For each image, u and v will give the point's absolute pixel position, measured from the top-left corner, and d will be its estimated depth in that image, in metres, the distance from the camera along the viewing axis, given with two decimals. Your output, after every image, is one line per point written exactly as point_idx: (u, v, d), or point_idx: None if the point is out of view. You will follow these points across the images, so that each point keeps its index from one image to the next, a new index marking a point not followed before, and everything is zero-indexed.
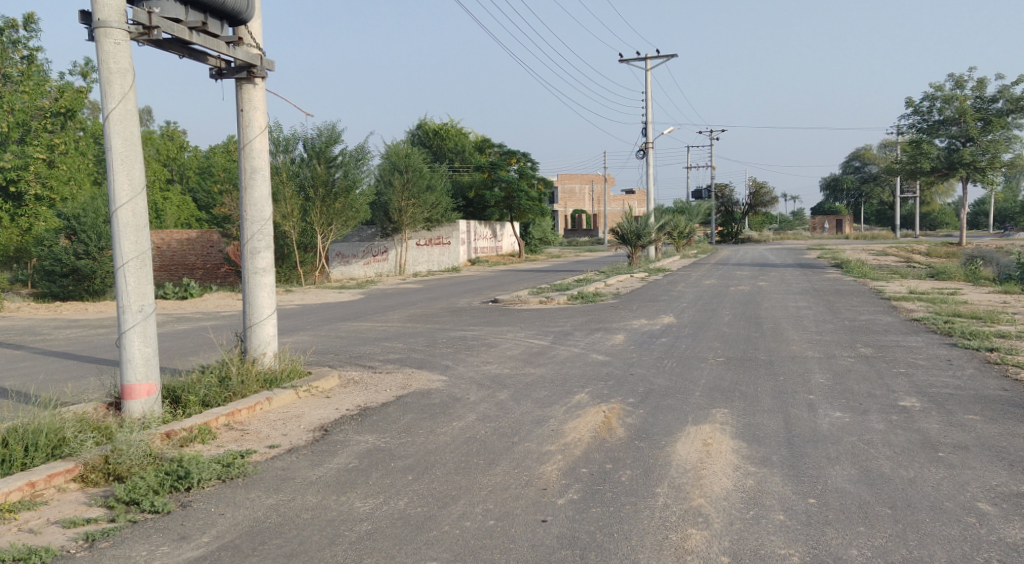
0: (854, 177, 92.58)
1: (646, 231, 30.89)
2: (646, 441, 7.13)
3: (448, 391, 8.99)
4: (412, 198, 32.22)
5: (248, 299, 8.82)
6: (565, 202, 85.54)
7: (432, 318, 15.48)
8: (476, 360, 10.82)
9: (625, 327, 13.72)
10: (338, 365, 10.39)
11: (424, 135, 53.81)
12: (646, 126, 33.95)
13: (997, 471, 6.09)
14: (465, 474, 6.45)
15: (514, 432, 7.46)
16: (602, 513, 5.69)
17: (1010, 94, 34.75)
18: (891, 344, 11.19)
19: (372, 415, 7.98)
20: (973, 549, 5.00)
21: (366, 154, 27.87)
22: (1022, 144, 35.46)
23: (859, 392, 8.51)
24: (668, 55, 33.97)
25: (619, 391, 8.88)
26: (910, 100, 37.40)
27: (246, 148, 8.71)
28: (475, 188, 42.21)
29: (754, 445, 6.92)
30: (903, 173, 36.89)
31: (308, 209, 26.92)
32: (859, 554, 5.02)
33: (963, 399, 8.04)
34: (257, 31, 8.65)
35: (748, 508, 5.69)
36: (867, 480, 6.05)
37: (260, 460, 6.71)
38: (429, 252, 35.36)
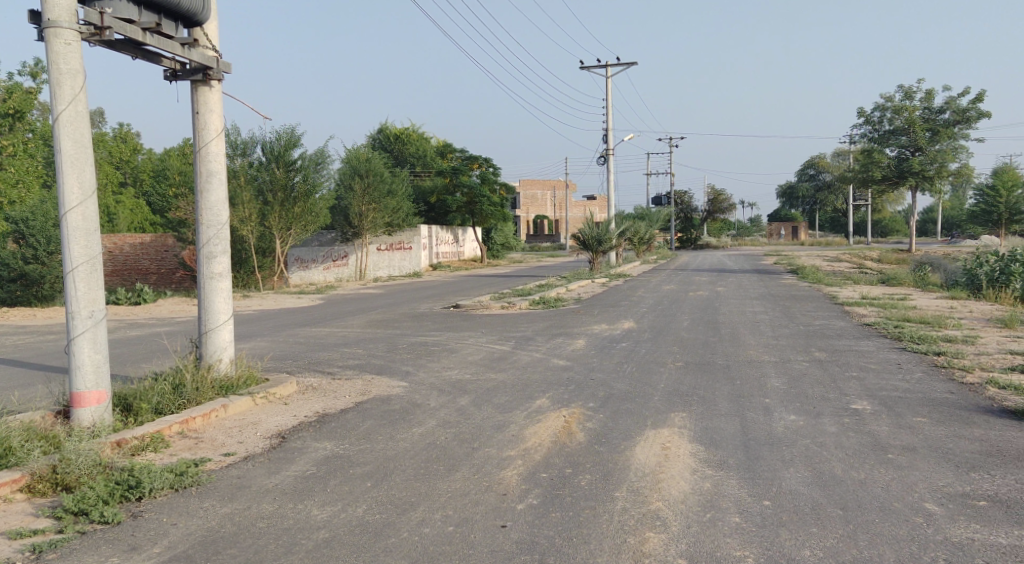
0: (809, 185, 94.14)
1: (606, 237, 31.10)
2: (606, 445, 7.18)
3: (408, 397, 8.96)
4: (372, 203, 32.05)
5: (203, 305, 8.69)
6: (527, 207, 85.68)
7: (393, 323, 15.40)
8: (436, 366, 10.79)
9: (586, 332, 13.80)
10: (295, 371, 10.30)
11: (385, 139, 53.59)
12: (607, 133, 34.23)
13: (944, 473, 6.24)
14: (424, 480, 6.42)
15: (475, 438, 7.46)
16: (561, 517, 5.71)
17: (957, 105, 35.69)
18: (844, 348, 11.40)
19: (331, 422, 7.92)
20: (920, 549, 5.10)
21: (326, 158, 27.64)
22: (968, 154, 36.42)
23: (813, 395, 8.66)
24: (628, 63, 34.31)
25: (579, 396, 8.93)
26: (862, 109, 38.04)
27: (201, 151, 8.60)
28: (437, 193, 42.02)
29: (711, 448, 7.00)
30: (855, 181, 37.61)
31: (267, 213, 26.61)
32: (812, 555, 5.10)
33: (911, 402, 8.23)
34: (213, 33, 8.56)
35: (705, 511, 5.75)
36: (820, 482, 6.15)
37: (215, 468, 6.62)
38: (390, 257, 35.21)
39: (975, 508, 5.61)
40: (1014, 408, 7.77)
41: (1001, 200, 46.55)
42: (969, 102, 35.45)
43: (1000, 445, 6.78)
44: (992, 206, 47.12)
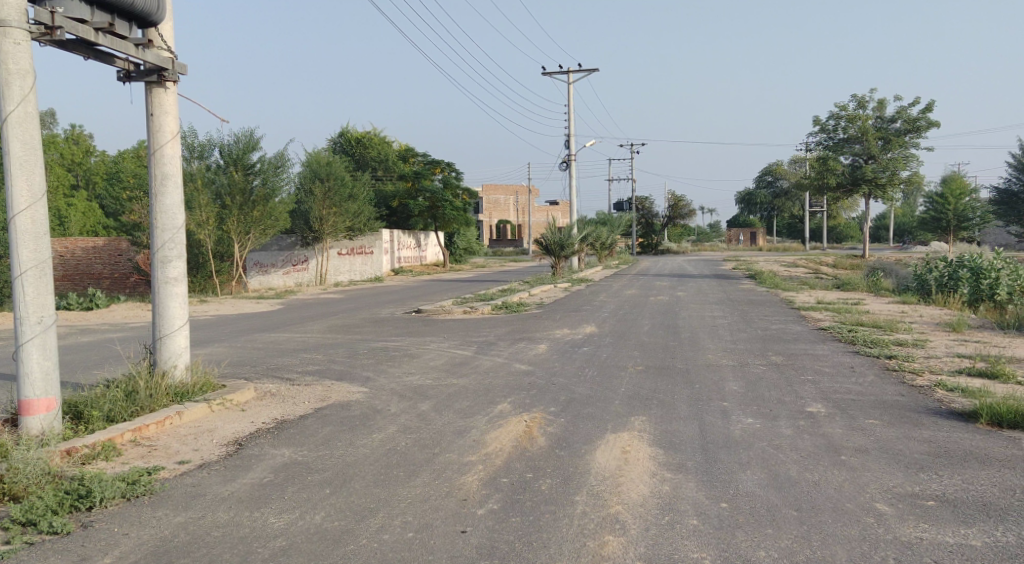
0: (767, 192, 95.52)
1: (569, 242, 31.24)
2: (567, 449, 7.20)
3: (368, 403, 8.90)
4: (333, 208, 31.78)
5: (158, 311, 8.55)
6: (490, 211, 85.62)
7: (353, 329, 15.28)
8: (397, 371, 10.73)
9: (548, 337, 13.83)
10: (254, 377, 10.16)
11: (346, 143, 53.31)
12: (569, 139, 34.39)
13: (894, 473, 6.37)
14: (384, 487, 6.39)
15: (435, 443, 7.43)
16: (520, 522, 5.72)
17: (907, 114, 36.46)
18: (800, 352, 11.59)
19: (290, 428, 7.83)
20: (871, 549, 5.20)
21: (286, 162, 27.37)
22: (918, 162, 37.31)
23: (770, 399, 8.78)
24: (589, 70, 34.61)
25: (540, 400, 8.94)
26: (817, 117, 38.69)
27: (156, 154, 8.48)
28: (399, 198, 41.95)
29: (671, 452, 7.06)
30: (811, 188, 38.35)
31: (225, 217, 26.24)
32: (767, 555, 5.17)
33: (864, 404, 8.39)
34: (168, 34, 8.44)
35: (664, 514, 5.80)
36: (775, 484, 6.24)
37: (169, 476, 6.52)
38: (350, 262, 35.10)
39: (925, 507, 5.73)
40: (961, 409, 7.96)
41: (950, 207, 47.71)
42: (919, 111, 36.30)
43: (948, 445, 6.94)
44: (942, 213, 48.25)
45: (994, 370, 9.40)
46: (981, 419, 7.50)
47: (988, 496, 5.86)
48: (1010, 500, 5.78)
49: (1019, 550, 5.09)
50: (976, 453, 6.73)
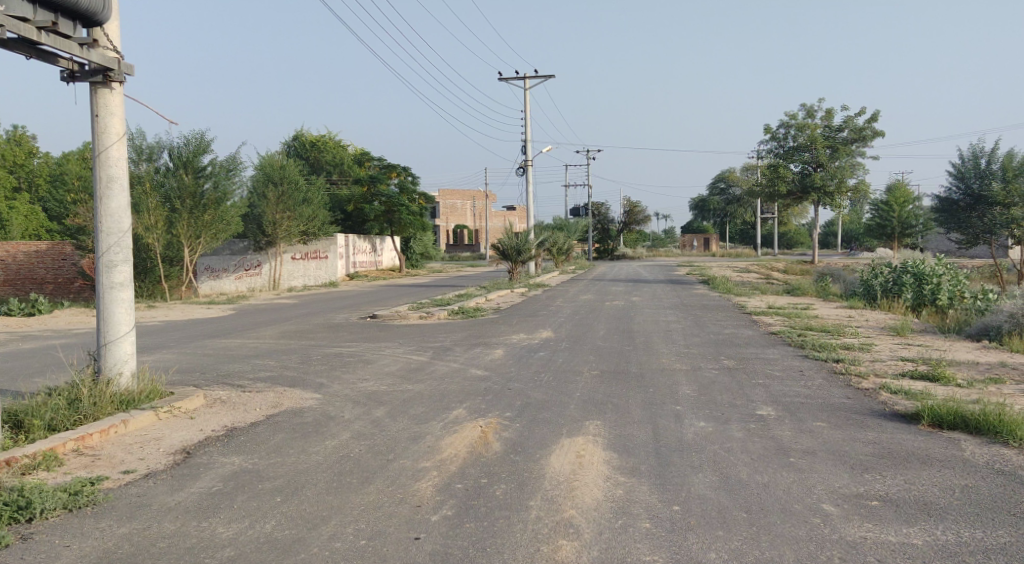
0: (720, 199, 96.87)
1: (526, 247, 31.31)
2: (522, 454, 7.20)
3: (321, 409, 8.81)
4: (287, 211, 31.42)
5: (102, 316, 8.36)
6: (447, 216, 85.30)
7: (306, 335, 15.09)
8: (351, 377, 10.63)
9: (504, 342, 13.81)
10: (203, 384, 9.98)
11: (300, 147, 52.82)
12: (526, 144, 34.49)
13: (840, 474, 6.50)
14: (336, 494, 6.32)
15: (389, 450, 7.37)
16: (474, 528, 5.71)
17: (854, 124, 37.32)
18: (751, 356, 11.76)
19: (240, 436, 7.71)
20: (818, 549, 5.29)
21: (238, 165, 26.98)
22: (864, 171, 38.22)
23: (722, 403, 8.88)
24: (546, 76, 34.82)
25: (496, 406, 8.93)
26: (768, 126, 39.25)
27: (101, 156, 8.31)
28: (354, 202, 41.69)
29: (624, 455, 7.10)
30: (762, 195, 38.92)
31: (174, 221, 25.80)
32: (717, 557, 5.23)
33: (812, 407, 8.54)
34: (114, 33, 8.29)
35: (617, 518, 5.83)
36: (727, 487, 6.32)
37: (113, 486, 6.37)
38: (305, 266, 34.56)
39: (869, 507, 5.85)
40: (905, 411, 8.15)
41: (895, 214, 48.88)
42: (865, 121, 37.16)
43: (892, 446, 7.10)
44: (887, 220, 49.40)
45: (935, 373, 9.65)
46: (923, 421, 7.68)
47: (929, 495, 6.01)
48: (950, 499, 5.93)
49: (959, 548, 5.23)
50: (918, 453, 6.90)
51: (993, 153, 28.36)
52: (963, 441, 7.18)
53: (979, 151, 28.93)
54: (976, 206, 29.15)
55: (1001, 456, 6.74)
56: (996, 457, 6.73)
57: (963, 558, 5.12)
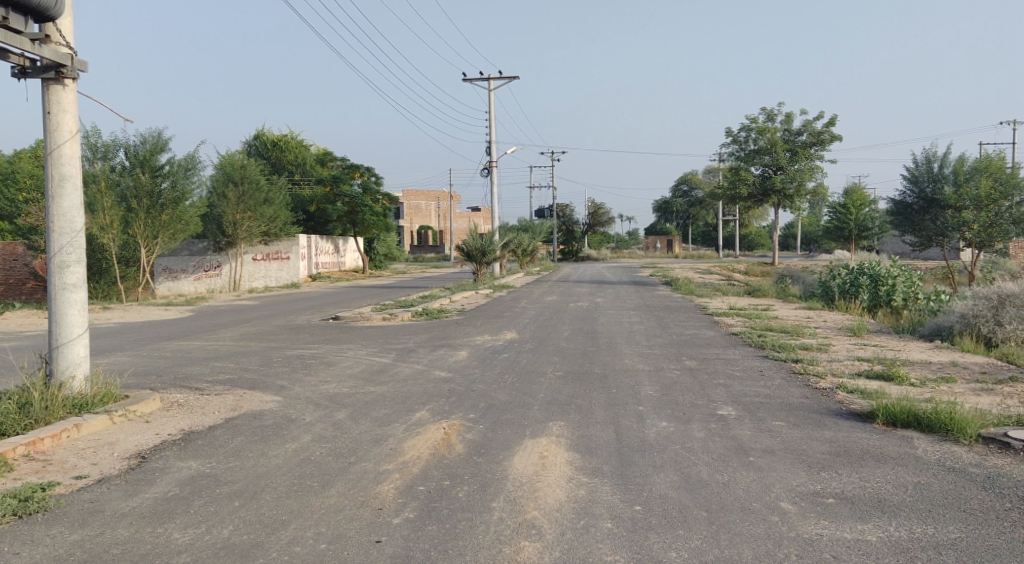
0: (683, 201, 97.73)
1: (490, 249, 31.25)
2: (484, 456, 7.20)
3: (282, 412, 8.71)
4: (248, 211, 31.04)
5: (55, 318, 8.18)
6: (411, 218, 84.75)
7: (268, 336, 14.92)
8: (313, 379, 10.53)
9: (467, 344, 13.78)
10: (160, 387, 9.82)
11: (261, 146, 52.24)
12: (490, 146, 34.49)
13: (798, 473, 6.58)
14: (296, 498, 6.26)
15: (350, 452, 7.32)
16: (436, 531, 5.68)
17: (813, 128, 37.90)
18: (712, 357, 11.87)
19: (197, 440, 7.60)
20: (775, 546, 5.35)
21: (197, 164, 26.61)
22: (823, 174, 38.81)
23: (682, 403, 8.95)
24: (510, 77, 34.84)
25: (459, 407, 8.91)
26: (729, 129, 39.70)
27: (53, 154, 8.13)
28: (317, 202, 41.38)
29: (587, 457, 7.11)
30: (724, 198, 39.34)
31: (130, 220, 25.32)
32: (677, 556, 5.27)
33: (771, 407, 8.64)
34: (67, 28, 8.12)
35: (579, 519, 5.84)
36: (688, 486, 6.37)
37: (65, 492, 6.24)
38: (266, 267, 34.27)
39: (825, 505, 5.94)
40: (860, 411, 8.28)
41: (851, 217, 49.65)
42: (823, 125, 37.75)
43: (848, 445, 7.20)
44: (844, 223, 50.11)
45: (889, 373, 9.82)
46: (878, 419, 7.81)
47: (883, 493, 6.11)
48: (903, 496, 6.04)
49: (911, 544, 5.33)
50: (873, 451, 7.02)
51: (946, 157, 28.96)
52: (915, 439, 7.32)
53: (932, 155, 29.53)
54: (929, 209, 29.73)
55: (952, 453, 6.88)
56: (948, 454, 6.87)
57: (916, 553, 5.22)
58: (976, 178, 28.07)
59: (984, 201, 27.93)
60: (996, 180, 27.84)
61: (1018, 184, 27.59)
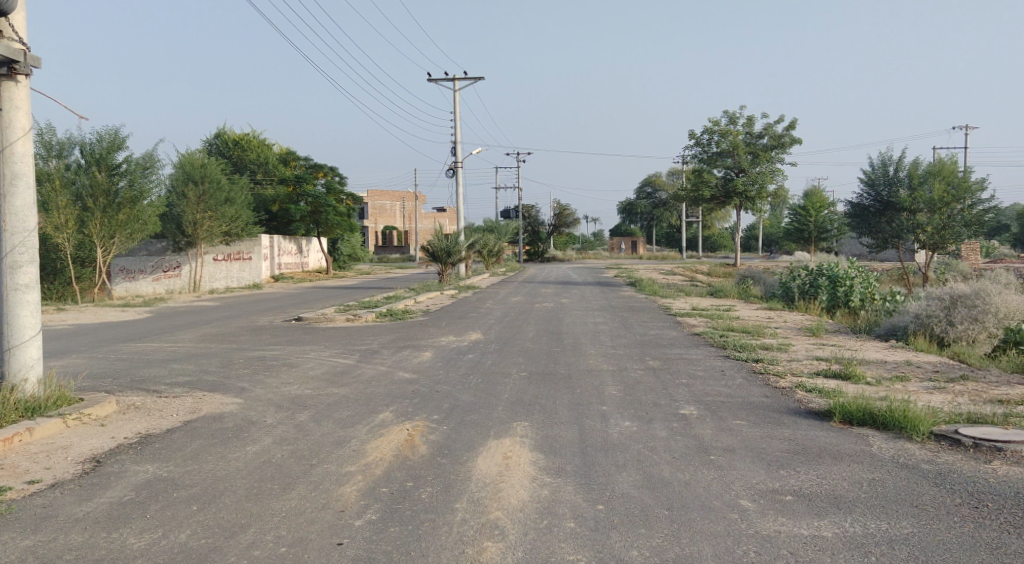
0: (647, 203, 98.46)
1: (455, 250, 31.14)
2: (448, 457, 7.18)
3: (242, 414, 8.60)
4: (208, 211, 30.62)
5: (6, 320, 8.01)
6: (375, 218, 84.16)
7: (228, 338, 14.72)
8: (275, 381, 10.41)
9: (432, 345, 13.72)
10: (115, 390, 9.65)
11: (222, 145, 51.59)
12: (455, 147, 34.43)
13: (757, 470, 6.66)
14: (256, 500, 6.19)
15: (312, 455, 7.25)
16: (399, 532, 5.65)
17: (773, 131, 38.41)
18: (675, 357, 11.96)
19: (154, 444, 7.47)
20: (735, 543, 5.41)
21: (155, 163, 26.24)
22: (784, 177, 39.32)
23: (645, 402, 9.00)
24: (475, 78, 34.93)
25: (423, 408, 8.88)
26: (692, 132, 40.05)
27: (5, 151, 7.95)
28: (280, 202, 41.03)
29: (550, 457, 7.13)
30: (687, 200, 39.67)
31: (87, 220, 24.82)
32: (639, 555, 5.30)
33: (732, 406, 8.73)
34: (20, 24, 7.98)
35: (542, 519, 5.85)
36: (649, 485, 6.41)
37: (16, 497, 6.10)
38: (227, 268, 33.85)
39: (783, 502, 6.02)
40: (818, 410, 8.40)
41: (811, 219, 50.39)
42: (784, 129, 38.23)
43: (806, 443, 7.31)
44: (804, 224, 50.87)
45: (846, 372, 9.97)
46: (835, 417, 7.94)
47: (839, 489, 6.21)
48: (857, 493, 6.15)
49: (866, 540, 5.41)
50: (830, 449, 7.13)
51: (901, 161, 29.50)
52: (870, 437, 7.44)
53: (887, 159, 30.08)
54: (885, 211, 30.27)
55: (905, 450, 7.02)
56: (902, 451, 7.00)
57: (871, 548, 5.31)
58: (929, 181, 28.62)
59: (937, 204, 28.53)
60: (949, 184, 28.41)
61: (969, 188, 28.20)
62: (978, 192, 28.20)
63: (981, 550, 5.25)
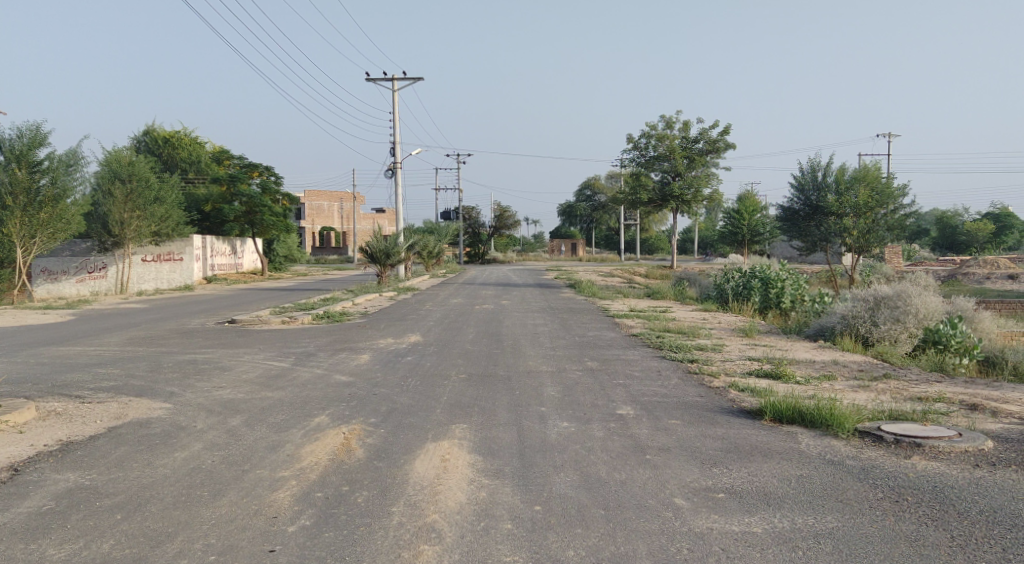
0: (586, 205, 99.15)
1: (394, 251, 30.84)
2: (385, 460, 7.08)
3: (171, 420, 8.36)
4: (136, 210, 29.74)
5: None
6: (313, 218, 83.00)
7: (157, 341, 14.30)
8: (206, 385, 10.16)
9: (370, 347, 13.57)
10: (37, 397, 9.27)
11: (151, 142, 50.09)
12: (395, 147, 34.14)
13: (691, 469, 6.73)
14: (184, 508, 6.00)
15: (244, 460, 7.08)
16: (334, 537, 5.56)
17: (709, 136, 39.08)
18: (613, 358, 12.04)
19: (77, 450, 7.21)
20: (668, 541, 5.46)
21: (79, 160, 25.47)
22: (718, 181, 40.11)
23: (584, 403, 9.04)
24: (415, 78, 34.35)
25: (360, 411, 8.76)
26: (630, 136, 40.45)
27: None
28: (212, 202, 40.06)
29: (488, 458, 7.11)
30: (625, 203, 40.07)
31: (6, 219, 23.90)
32: (575, 554, 5.31)
33: (669, 406, 8.82)
34: None
35: (479, 520, 5.82)
36: (586, 485, 6.43)
37: None
38: (157, 269, 33.19)
39: (715, 500, 6.09)
40: (751, 409, 8.54)
41: (745, 222, 51.41)
42: (718, 134, 39.01)
43: (738, 442, 7.40)
44: (738, 227, 51.89)
45: (777, 372, 10.17)
46: (766, 416, 8.07)
47: (770, 486, 6.32)
48: (787, 489, 6.27)
49: (794, 534, 5.52)
50: (761, 447, 7.26)
51: (828, 167, 30.49)
52: (799, 434, 7.61)
53: (817, 165, 30.93)
54: (814, 216, 31.34)
55: (831, 447, 7.18)
56: (828, 448, 7.17)
57: (797, 543, 5.42)
58: (855, 187, 29.37)
59: (863, 208, 29.23)
60: (873, 189, 29.07)
61: (893, 193, 28.97)
62: (900, 198, 29.06)
63: (904, 542, 5.40)
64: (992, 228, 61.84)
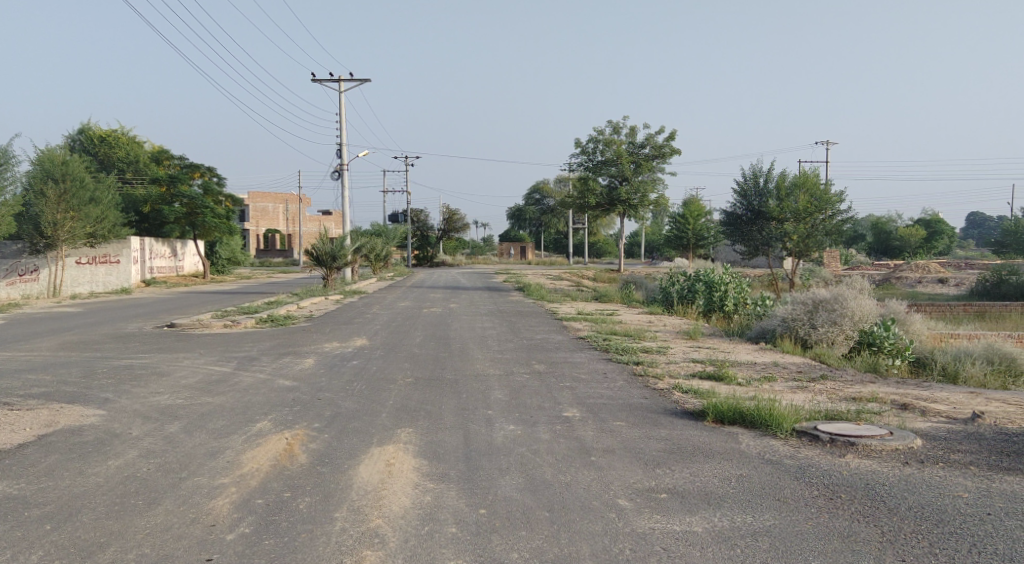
0: (535, 209, 99.68)
1: (340, 253, 30.42)
2: (328, 465, 6.99)
3: (105, 427, 8.12)
4: (70, 211, 28.93)
5: None
6: (257, 220, 81.86)
7: (92, 346, 13.89)
8: (143, 391, 9.89)
9: (315, 351, 13.38)
10: None
11: (86, 141, 48.88)
12: (341, 148, 33.71)
13: (634, 470, 6.79)
14: (118, 518, 5.83)
15: (182, 467, 6.91)
16: (274, 545, 5.45)
17: (654, 141, 39.59)
18: (560, 360, 12.09)
19: (5, 460, 6.95)
20: (611, 541, 5.50)
21: (9, 160, 24.84)
22: (663, 186, 40.64)
23: (530, 406, 9.04)
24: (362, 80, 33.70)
25: (303, 416, 8.62)
26: (578, 141, 40.68)
27: None
28: (151, 203, 39.07)
29: (433, 462, 7.06)
30: (573, 207, 40.35)
31: None
32: (519, 556, 5.31)
33: (614, 407, 8.88)
34: None
35: (423, 524, 5.77)
36: (531, 487, 6.43)
37: None
38: (92, 272, 32.34)
39: (657, 500, 6.15)
40: (693, 410, 8.64)
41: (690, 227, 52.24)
42: (663, 139, 39.57)
43: (681, 442, 7.49)
44: (683, 232, 52.69)
45: (719, 373, 10.31)
46: (708, 417, 8.17)
47: (710, 486, 6.40)
48: (727, 488, 6.35)
49: (733, 533, 5.59)
50: (703, 447, 7.34)
51: (770, 173, 31.07)
52: (740, 434, 7.73)
53: (758, 171, 31.47)
54: (756, 220, 31.83)
55: (770, 447, 7.31)
56: (767, 448, 7.28)
57: (735, 541, 5.49)
58: (795, 193, 30.07)
59: (802, 214, 29.93)
60: (812, 196, 29.82)
61: (831, 199, 29.76)
62: (837, 204, 29.89)
63: (838, 538, 5.50)
64: (923, 234, 64.12)
